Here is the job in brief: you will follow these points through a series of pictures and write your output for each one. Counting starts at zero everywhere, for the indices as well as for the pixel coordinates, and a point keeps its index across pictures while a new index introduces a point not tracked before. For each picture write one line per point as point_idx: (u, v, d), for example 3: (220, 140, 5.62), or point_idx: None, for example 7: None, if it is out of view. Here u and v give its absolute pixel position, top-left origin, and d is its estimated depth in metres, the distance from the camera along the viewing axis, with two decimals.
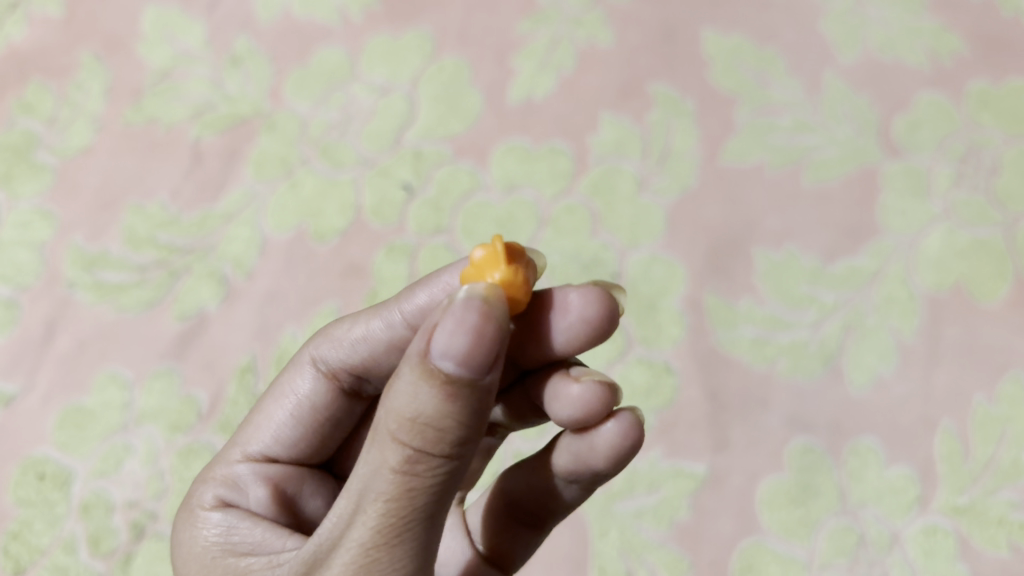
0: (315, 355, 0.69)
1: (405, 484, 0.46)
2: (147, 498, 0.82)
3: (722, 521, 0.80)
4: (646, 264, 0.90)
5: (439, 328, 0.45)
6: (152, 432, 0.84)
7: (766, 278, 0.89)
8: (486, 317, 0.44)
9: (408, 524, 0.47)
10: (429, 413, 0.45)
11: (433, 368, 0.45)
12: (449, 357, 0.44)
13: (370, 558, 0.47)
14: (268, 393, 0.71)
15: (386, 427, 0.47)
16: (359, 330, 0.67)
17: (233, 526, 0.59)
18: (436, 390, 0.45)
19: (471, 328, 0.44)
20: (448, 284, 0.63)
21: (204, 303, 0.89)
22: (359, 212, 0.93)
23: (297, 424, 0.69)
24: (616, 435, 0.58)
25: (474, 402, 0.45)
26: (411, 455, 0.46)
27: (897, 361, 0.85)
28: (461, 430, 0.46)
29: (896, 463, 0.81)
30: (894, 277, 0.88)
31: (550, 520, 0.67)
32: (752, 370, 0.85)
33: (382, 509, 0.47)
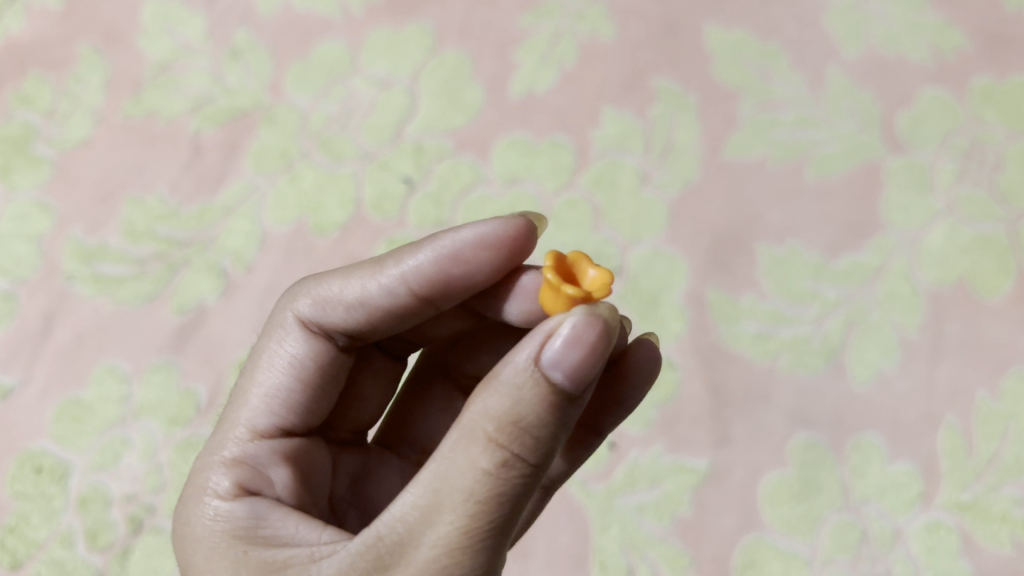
0: (303, 314, 0.67)
1: (495, 487, 0.47)
2: (145, 492, 0.81)
3: (724, 516, 0.80)
4: (648, 258, 0.89)
5: (554, 336, 0.48)
6: (151, 426, 0.83)
7: (769, 273, 0.89)
8: (600, 335, 0.48)
9: (485, 533, 0.47)
10: (532, 415, 0.47)
11: (543, 373, 0.47)
12: (561, 367, 0.47)
13: (452, 559, 0.46)
14: (252, 367, 0.68)
15: (481, 429, 0.48)
16: (355, 288, 0.66)
17: (262, 517, 0.57)
18: (542, 394, 0.47)
19: (588, 343, 0.48)
20: (451, 249, 0.64)
21: (203, 297, 0.89)
22: (359, 206, 0.93)
23: (294, 396, 0.66)
24: (642, 361, 0.67)
25: (568, 413, 0.48)
26: (506, 458, 0.47)
27: (900, 357, 0.84)
28: (552, 439, 0.48)
29: (899, 459, 0.81)
30: (897, 273, 0.87)
31: (563, 470, 0.70)
32: (754, 366, 0.84)
33: (470, 510, 0.47)
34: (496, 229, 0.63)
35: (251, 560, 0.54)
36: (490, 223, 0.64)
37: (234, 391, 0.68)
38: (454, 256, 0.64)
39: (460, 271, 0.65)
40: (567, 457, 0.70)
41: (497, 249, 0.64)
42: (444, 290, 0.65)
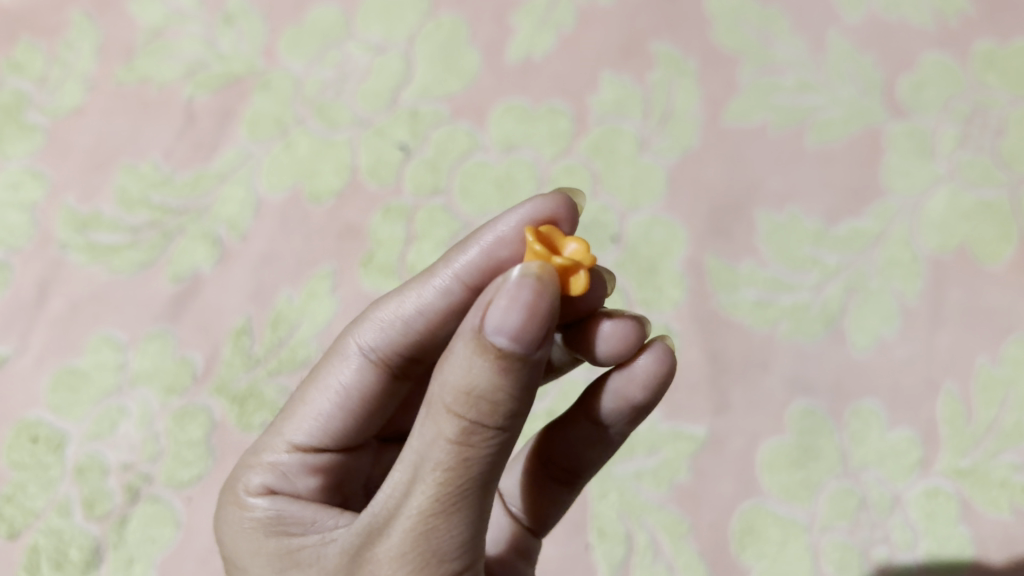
0: (358, 334, 0.65)
1: (462, 454, 0.47)
2: (142, 460, 0.80)
3: (722, 482, 0.79)
4: (647, 225, 0.89)
5: (494, 302, 0.45)
6: (147, 394, 0.83)
7: (769, 240, 0.88)
8: (539, 294, 0.45)
9: (460, 498, 0.47)
10: (485, 384, 0.45)
11: (488, 342, 0.45)
12: (503, 332, 0.44)
13: (429, 524, 0.48)
14: (309, 381, 0.66)
15: (441, 400, 0.47)
16: (412, 301, 0.63)
17: (283, 509, 0.57)
18: (491, 362, 0.45)
19: (526, 303, 0.44)
20: (500, 233, 0.60)
21: (199, 265, 0.88)
22: (355, 172, 0.92)
23: (345, 411, 0.64)
24: (652, 364, 0.60)
25: (526, 376, 0.46)
26: (466, 426, 0.46)
27: (899, 323, 0.84)
28: (514, 403, 0.46)
29: (898, 425, 0.80)
30: (897, 239, 0.87)
31: (583, 474, 0.66)
32: (753, 333, 0.84)
33: (439, 478, 0.47)
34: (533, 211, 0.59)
35: (268, 547, 0.55)
36: (535, 202, 0.59)
37: (289, 400, 0.67)
38: (502, 239, 0.60)
39: (509, 254, 0.61)
40: (583, 464, 0.65)
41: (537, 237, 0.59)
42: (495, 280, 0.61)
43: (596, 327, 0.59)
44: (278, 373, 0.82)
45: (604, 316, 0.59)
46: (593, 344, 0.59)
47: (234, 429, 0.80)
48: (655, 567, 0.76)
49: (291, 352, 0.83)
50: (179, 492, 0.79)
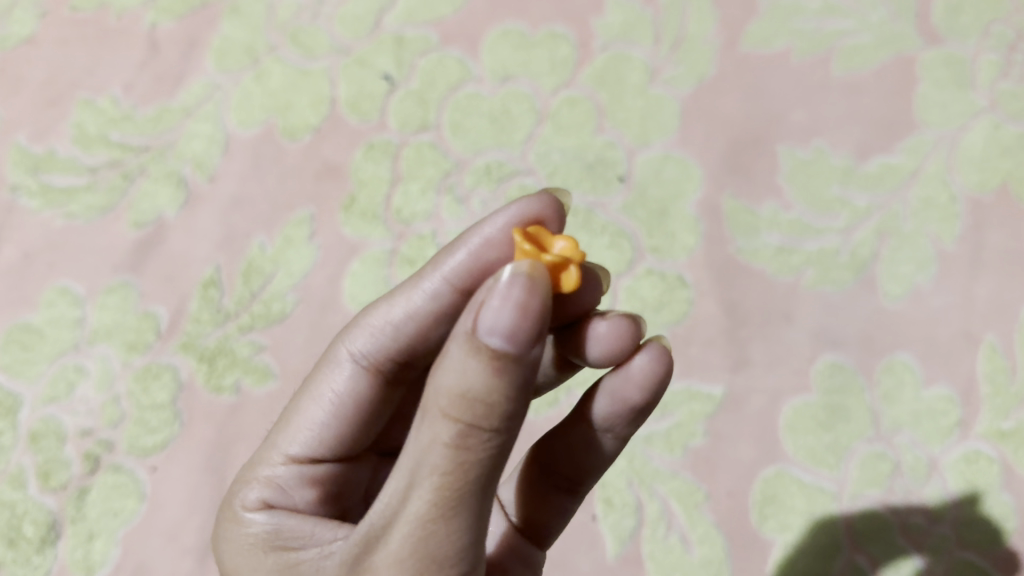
0: (349, 340, 0.58)
1: (458, 459, 0.41)
2: (102, 426, 0.73)
3: (741, 446, 0.71)
4: (657, 163, 0.80)
5: (484, 301, 0.41)
6: (107, 352, 0.75)
7: (793, 178, 0.80)
8: (531, 290, 0.40)
9: (462, 509, 0.42)
10: (481, 385, 0.40)
11: (481, 344, 0.40)
12: (496, 332, 0.40)
13: (428, 531, 0.42)
14: (301, 391, 0.60)
15: (435, 403, 0.42)
16: (400, 308, 0.56)
17: (282, 523, 0.51)
18: (486, 362, 0.40)
19: (518, 300, 0.40)
20: (487, 236, 0.53)
21: (162, 210, 0.80)
22: (334, 105, 0.83)
23: (342, 421, 0.58)
24: (650, 364, 0.52)
25: (526, 377, 0.41)
26: (462, 429, 0.41)
27: (935, 271, 0.76)
28: (515, 405, 0.41)
29: (934, 383, 0.73)
30: (933, 176, 0.78)
31: (586, 480, 0.57)
32: (776, 282, 0.76)
33: (436, 483, 0.42)
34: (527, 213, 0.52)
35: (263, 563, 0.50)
36: (522, 202, 0.53)
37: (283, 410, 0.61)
38: (490, 241, 0.53)
39: (498, 256, 0.54)
40: (584, 467, 0.56)
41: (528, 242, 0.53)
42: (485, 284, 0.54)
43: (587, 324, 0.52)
44: (250, 329, 0.75)
45: (598, 316, 0.52)
46: (586, 344, 0.52)
47: (203, 391, 0.73)
48: (667, 540, 0.69)
49: (264, 307, 0.76)
50: (144, 460, 0.72)
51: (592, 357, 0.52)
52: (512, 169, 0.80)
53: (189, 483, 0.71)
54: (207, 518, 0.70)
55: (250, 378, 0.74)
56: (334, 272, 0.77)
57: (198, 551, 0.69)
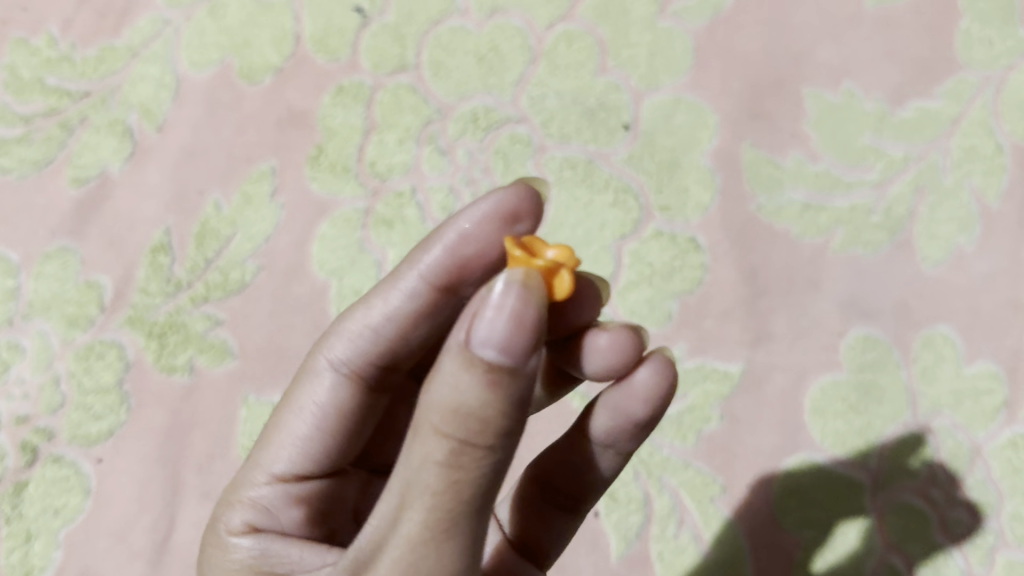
0: (326, 346, 0.50)
1: (450, 480, 0.35)
2: (40, 412, 0.64)
3: (761, 431, 0.63)
4: (667, 108, 0.71)
5: (474, 309, 0.35)
6: (44, 327, 0.66)
7: (821, 124, 0.70)
8: (526, 300, 0.34)
9: (459, 540, 0.36)
10: (476, 398, 0.34)
11: (473, 357, 0.34)
12: (491, 343, 0.34)
13: (419, 557, 0.35)
14: (279, 409, 0.52)
15: (425, 416, 0.35)
16: (377, 309, 0.49)
17: (269, 547, 0.45)
18: (480, 374, 0.34)
19: (513, 310, 0.34)
20: (463, 230, 0.46)
21: (106, 165, 0.71)
22: (299, 43, 0.73)
23: (327, 437, 0.50)
24: (655, 377, 0.46)
25: (526, 390, 0.34)
26: (454, 447, 0.34)
27: (979, 231, 0.66)
28: (516, 419, 0.35)
29: (978, 358, 0.64)
30: (977, 123, 0.68)
31: (589, 497, 0.51)
32: (801, 245, 0.67)
33: (428, 505, 0.35)
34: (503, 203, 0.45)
35: None
36: (495, 194, 0.46)
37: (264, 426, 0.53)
38: (467, 236, 0.46)
39: (477, 250, 0.46)
40: (586, 484, 0.50)
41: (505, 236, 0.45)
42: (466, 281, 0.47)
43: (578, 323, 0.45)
44: (205, 301, 0.66)
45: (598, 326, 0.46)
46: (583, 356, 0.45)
47: (153, 371, 0.65)
48: (677, 539, 0.62)
49: (221, 275, 0.67)
50: (87, 450, 0.64)
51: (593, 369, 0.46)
52: (502, 116, 0.71)
53: (139, 477, 0.63)
54: (161, 516, 0.62)
55: (205, 357, 0.65)
56: (299, 235, 0.68)
57: (150, 554, 0.62)
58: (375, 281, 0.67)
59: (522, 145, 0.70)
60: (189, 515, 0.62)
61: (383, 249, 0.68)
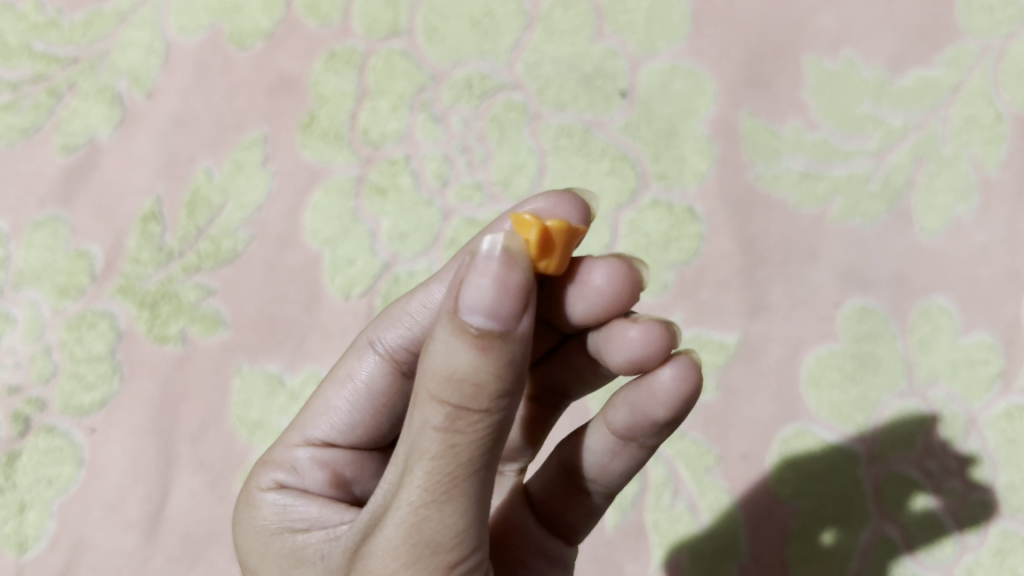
0: (372, 327, 0.51)
1: (448, 443, 0.35)
2: (31, 382, 0.64)
3: (757, 401, 0.63)
4: (664, 76, 0.70)
5: (461, 276, 0.35)
6: (35, 297, 0.66)
7: (819, 92, 0.69)
8: (510, 264, 0.34)
9: (461, 501, 0.36)
10: (468, 362, 0.34)
11: (460, 324, 0.34)
12: (477, 308, 0.34)
13: (421, 519, 0.35)
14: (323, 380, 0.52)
15: (423, 384, 0.35)
16: (418, 301, 0.49)
17: (289, 505, 0.45)
18: (469, 339, 0.34)
19: (497, 275, 0.34)
20: None
21: (95, 132, 0.70)
22: (289, 8, 0.72)
23: (360, 415, 0.50)
24: (674, 382, 0.45)
25: (520, 354, 0.34)
26: (450, 412, 0.34)
27: (978, 201, 0.66)
28: (512, 382, 0.35)
29: (975, 329, 0.63)
30: (977, 91, 0.67)
31: (612, 485, 0.51)
32: (798, 215, 0.67)
33: (427, 468, 0.35)
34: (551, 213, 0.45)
35: (271, 548, 0.44)
36: (554, 202, 0.45)
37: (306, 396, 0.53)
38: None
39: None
40: (608, 470, 0.50)
41: None
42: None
43: (582, 281, 0.44)
44: (197, 270, 0.66)
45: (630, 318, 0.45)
46: (614, 347, 0.45)
47: (145, 341, 0.64)
48: (672, 509, 0.62)
49: (213, 244, 0.66)
50: (80, 420, 0.63)
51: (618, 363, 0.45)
52: (497, 83, 0.70)
53: (133, 447, 0.63)
54: (155, 486, 0.62)
55: (198, 327, 0.65)
56: (292, 203, 0.68)
57: (144, 524, 0.62)
58: (370, 251, 0.66)
59: (518, 113, 0.69)
60: (183, 485, 0.62)
61: (377, 219, 0.67)
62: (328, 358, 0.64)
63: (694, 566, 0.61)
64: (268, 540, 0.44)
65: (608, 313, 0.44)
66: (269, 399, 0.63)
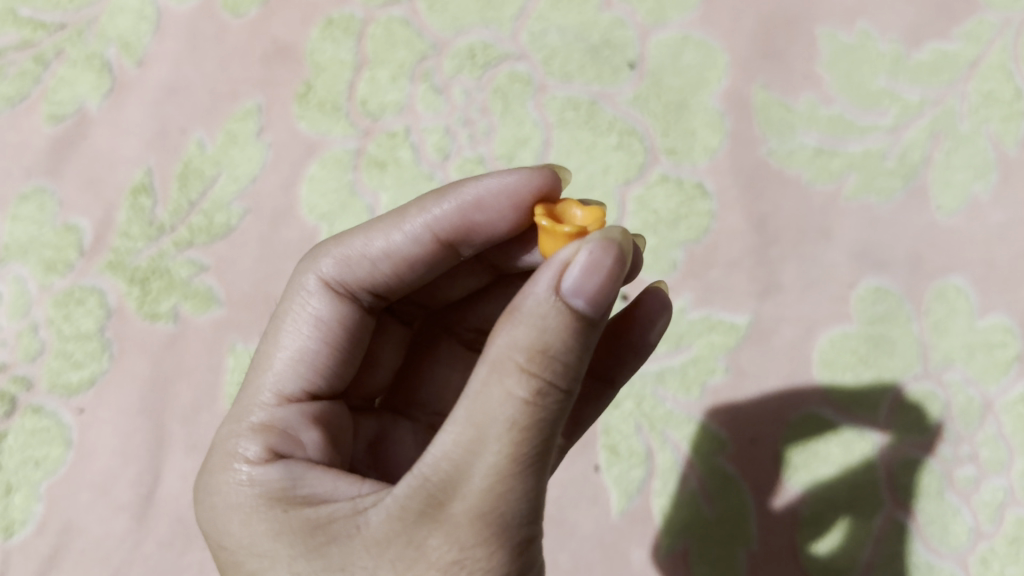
0: (315, 263, 0.49)
1: (535, 416, 0.35)
2: (18, 360, 0.62)
3: (766, 384, 0.61)
4: (674, 47, 0.68)
5: (561, 262, 0.36)
6: (21, 272, 0.64)
7: (834, 65, 0.67)
8: (617, 256, 0.36)
9: (540, 476, 0.36)
10: (562, 338, 0.36)
11: (562, 304, 0.36)
12: (582, 293, 0.35)
13: (503, 490, 0.35)
14: (268, 330, 0.50)
15: (504, 359, 0.36)
16: (378, 241, 0.48)
17: (300, 476, 0.42)
18: (565, 317, 0.36)
19: (605, 264, 0.36)
20: (479, 197, 0.47)
21: (84, 101, 0.67)
22: None
23: (321, 361, 0.48)
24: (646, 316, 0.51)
25: (597, 340, 0.37)
26: (542, 385, 0.35)
27: (996, 179, 0.64)
28: (587, 365, 0.37)
29: (991, 311, 0.61)
30: (996, 66, 0.65)
31: (575, 431, 0.52)
32: (812, 192, 0.65)
33: (513, 439, 0.35)
34: (521, 178, 0.46)
35: (288, 525, 0.40)
36: (518, 171, 0.46)
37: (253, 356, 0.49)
38: (481, 203, 0.47)
39: (489, 219, 0.47)
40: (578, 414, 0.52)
41: (518, 203, 0.46)
42: (470, 241, 0.48)
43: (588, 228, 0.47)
44: (189, 245, 0.63)
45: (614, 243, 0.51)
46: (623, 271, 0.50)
47: (135, 318, 0.62)
48: (679, 494, 0.60)
49: (205, 219, 0.64)
50: (68, 400, 0.61)
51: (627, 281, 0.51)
52: (500, 52, 0.67)
53: (123, 428, 0.61)
54: (146, 468, 0.60)
55: (190, 304, 0.62)
56: (287, 176, 0.65)
57: (135, 507, 0.60)
58: None
59: (522, 84, 0.67)
60: (175, 467, 0.60)
61: (376, 193, 0.65)
62: None
63: (700, 552, 0.59)
64: (283, 516, 0.40)
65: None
66: None
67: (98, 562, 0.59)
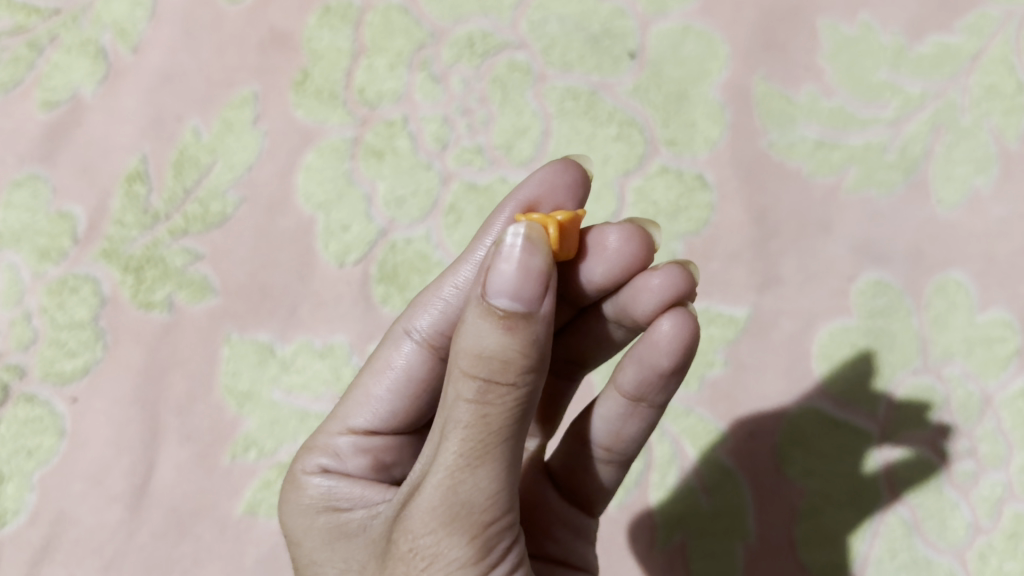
0: (405, 317, 0.48)
1: (480, 414, 0.34)
2: (10, 349, 0.61)
3: (765, 378, 0.61)
4: (676, 37, 0.67)
5: (489, 263, 0.35)
6: (14, 260, 0.63)
7: (836, 56, 0.66)
8: (532, 250, 0.34)
9: (494, 467, 0.35)
10: (497, 341, 0.34)
11: (488, 307, 0.34)
12: (502, 292, 0.34)
13: (457, 484, 0.35)
14: (357, 377, 0.49)
15: (455, 360, 0.35)
16: (452, 280, 0.47)
17: (339, 489, 0.44)
18: (496, 321, 0.34)
19: (521, 261, 0.34)
20: (523, 199, 0.45)
21: (78, 87, 0.66)
22: None
23: (400, 402, 0.47)
24: (674, 336, 0.45)
25: (547, 332, 0.35)
26: (482, 384, 0.34)
27: (997, 173, 0.63)
28: (538, 358, 0.34)
29: (991, 307, 0.61)
30: (998, 59, 0.65)
31: (629, 450, 0.50)
32: (812, 184, 0.64)
33: (461, 437, 0.35)
34: (551, 174, 0.45)
35: (317, 529, 0.43)
36: (549, 167, 0.45)
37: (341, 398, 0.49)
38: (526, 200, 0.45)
39: None
40: (621, 435, 0.50)
41: (558, 193, 0.45)
42: None
43: (597, 246, 0.44)
44: (184, 234, 0.63)
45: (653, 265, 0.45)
46: (646, 292, 0.45)
47: (130, 308, 0.62)
48: (677, 487, 0.60)
49: (201, 207, 0.63)
50: (61, 389, 0.61)
51: (646, 302, 0.45)
52: (500, 41, 0.67)
53: (116, 418, 0.60)
54: (140, 459, 0.60)
55: (185, 293, 0.62)
56: (284, 165, 0.65)
57: (129, 498, 0.59)
58: (365, 216, 0.64)
59: (522, 73, 0.66)
60: (169, 458, 0.60)
61: (374, 182, 0.64)
62: (321, 329, 0.62)
63: (698, 546, 0.59)
64: (313, 521, 0.43)
65: (626, 273, 0.44)
66: (259, 369, 0.61)
67: (90, 553, 0.58)
